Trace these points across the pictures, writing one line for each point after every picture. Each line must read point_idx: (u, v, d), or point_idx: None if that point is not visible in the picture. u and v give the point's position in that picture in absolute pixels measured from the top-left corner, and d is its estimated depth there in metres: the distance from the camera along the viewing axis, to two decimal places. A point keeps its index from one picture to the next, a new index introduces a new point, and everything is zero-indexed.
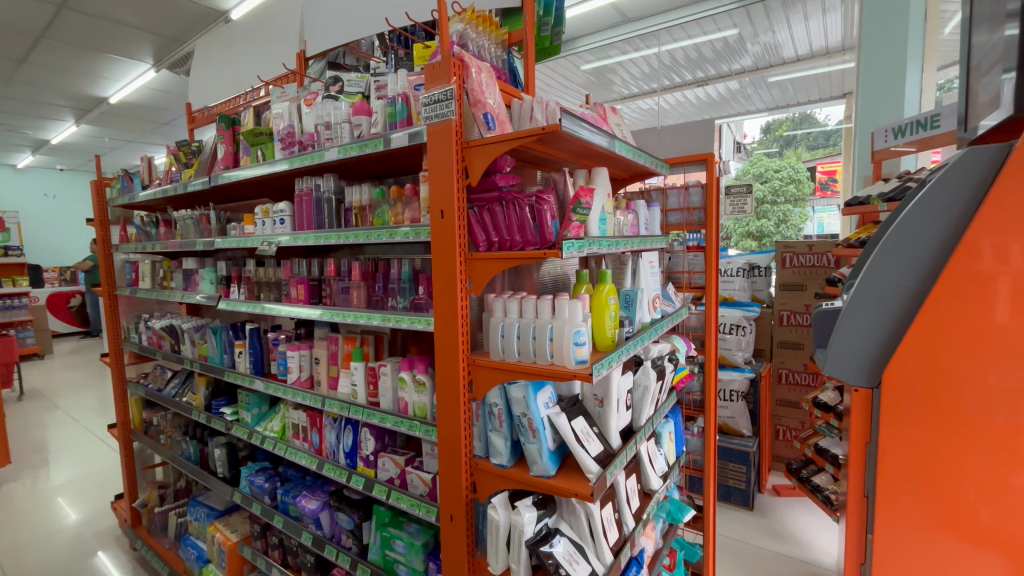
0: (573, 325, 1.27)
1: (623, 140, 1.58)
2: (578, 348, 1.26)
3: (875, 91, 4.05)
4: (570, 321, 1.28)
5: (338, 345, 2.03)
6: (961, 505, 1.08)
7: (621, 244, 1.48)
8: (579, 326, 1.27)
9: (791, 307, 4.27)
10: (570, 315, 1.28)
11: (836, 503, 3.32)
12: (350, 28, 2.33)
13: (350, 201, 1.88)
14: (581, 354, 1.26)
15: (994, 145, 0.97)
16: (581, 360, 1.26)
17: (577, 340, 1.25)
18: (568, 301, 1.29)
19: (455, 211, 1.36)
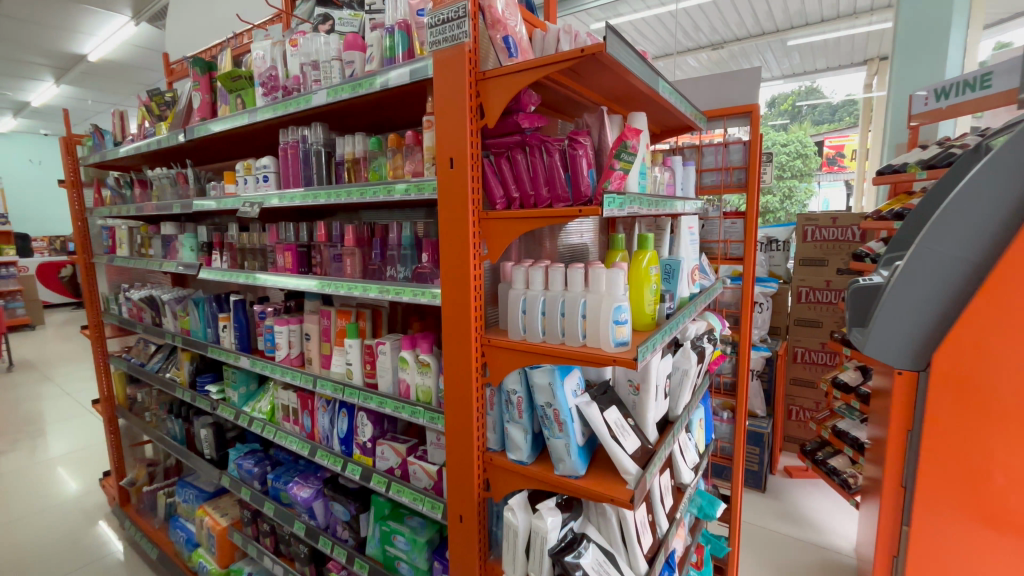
0: (612, 300, 1.04)
1: (667, 80, 1.32)
2: (618, 328, 1.03)
3: (912, 52, 3.73)
4: (608, 295, 1.06)
5: (330, 320, 1.81)
6: (989, 487, 1.14)
7: (661, 204, 1.25)
8: (620, 300, 1.04)
9: (811, 283, 4.03)
10: (609, 287, 1.06)
11: (854, 487, 3.17)
12: None
13: (341, 153, 1.62)
14: (621, 334, 1.04)
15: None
16: (621, 342, 1.04)
17: (617, 318, 1.03)
18: (606, 271, 1.06)
19: (467, 160, 1.12)
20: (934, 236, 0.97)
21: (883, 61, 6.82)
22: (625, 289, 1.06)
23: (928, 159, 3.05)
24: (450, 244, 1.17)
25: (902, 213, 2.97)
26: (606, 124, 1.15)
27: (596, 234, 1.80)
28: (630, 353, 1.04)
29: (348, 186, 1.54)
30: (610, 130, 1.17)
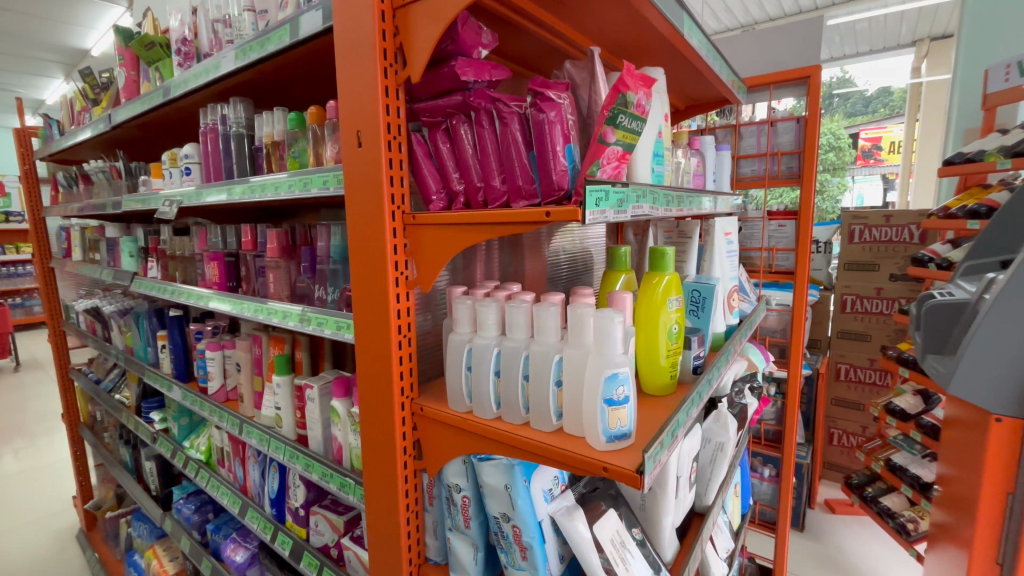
0: (602, 365, 0.62)
1: (698, 26, 0.91)
2: (610, 412, 0.61)
3: (989, 21, 3.09)
4: (597, 354, 0.64)
5: (262, 348, 1.44)
6: None
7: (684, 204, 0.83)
8: (616, 365, 0.62)
9: (858, 290, 3.45)
10: (597, 343, 0.63)
11: (914, 534, 2.60)
12: None
13: (260, 137, 1.24)
14: (617, 424, 0.62)
15: None
16: (616, 435, 0.62)
17: (608, 398, 0.61)
18: (593, 315, 0.64)
19: (379, 137, 0.72)
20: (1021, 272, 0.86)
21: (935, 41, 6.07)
22: (626, 345, 0.63)
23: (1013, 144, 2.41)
24: (362, 267, 0.78)
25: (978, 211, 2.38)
26: (599, 71, 0.71)
27: (602, 238, 1.38)
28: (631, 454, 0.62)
29: (258, 179, 1.11)
30: (607, 85, 0.74)
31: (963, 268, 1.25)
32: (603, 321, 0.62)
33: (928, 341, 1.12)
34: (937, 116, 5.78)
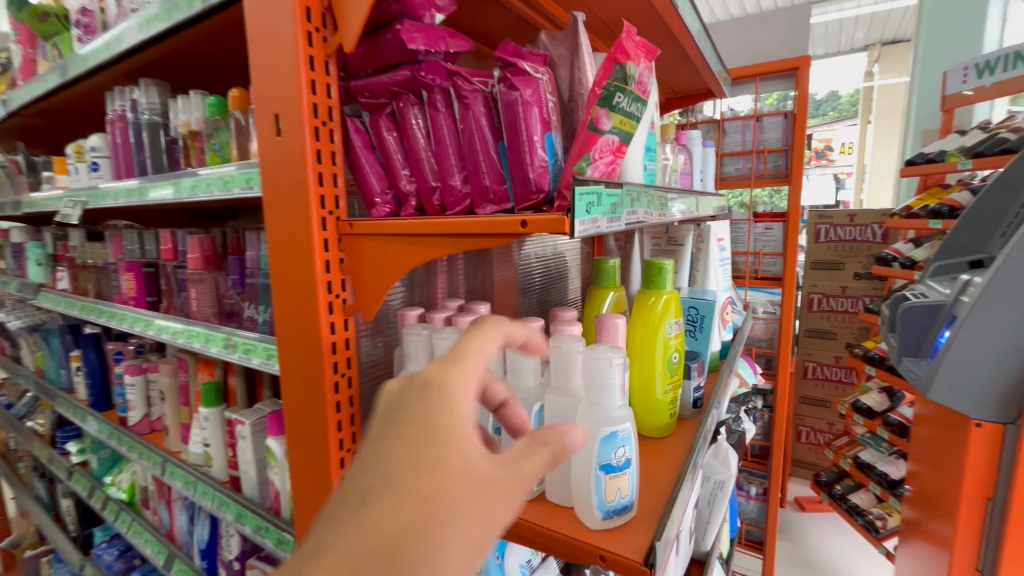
0: (595, 420, 0.49)
1: (696, 12, 0.85)
2: (606, 480, 0.49)
3: (943, 26, 3.14)
4: (588, 405, 0.51)
5: (187, 374, 1.23)
6: None
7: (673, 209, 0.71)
8: (613, 419, 0.49)
9: (823, 289, 3.19)
10: (589, 390, 0.50)
11: (885, 532, 2.16)
12: None
13: (176, 126, 1.04)
14: (614, 494, 0.49)
15: None
16: (614, 509, 0.49)
17: (604, 461, 0.48)
18: (583, 355, 0.51)
19: (303, 124, 0.56)
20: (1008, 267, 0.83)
21: (885, 46, 6.24)
22: (625, 393, 0.51)
23: (975, 145, 2.28)
24: (287, 289, 0.62)
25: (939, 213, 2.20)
26: (582, 42, 0.57)
27: (577, 243, 1.23)
28: (633, 533, 0.49)
29: (197, 173, 0.86)
30: (594, 62, 0.60)
31: (931, 269, 1.16)
32: (597, 363, 0.49)
33: (905, 340, 1.02)
34: (890, 117, 5.94)
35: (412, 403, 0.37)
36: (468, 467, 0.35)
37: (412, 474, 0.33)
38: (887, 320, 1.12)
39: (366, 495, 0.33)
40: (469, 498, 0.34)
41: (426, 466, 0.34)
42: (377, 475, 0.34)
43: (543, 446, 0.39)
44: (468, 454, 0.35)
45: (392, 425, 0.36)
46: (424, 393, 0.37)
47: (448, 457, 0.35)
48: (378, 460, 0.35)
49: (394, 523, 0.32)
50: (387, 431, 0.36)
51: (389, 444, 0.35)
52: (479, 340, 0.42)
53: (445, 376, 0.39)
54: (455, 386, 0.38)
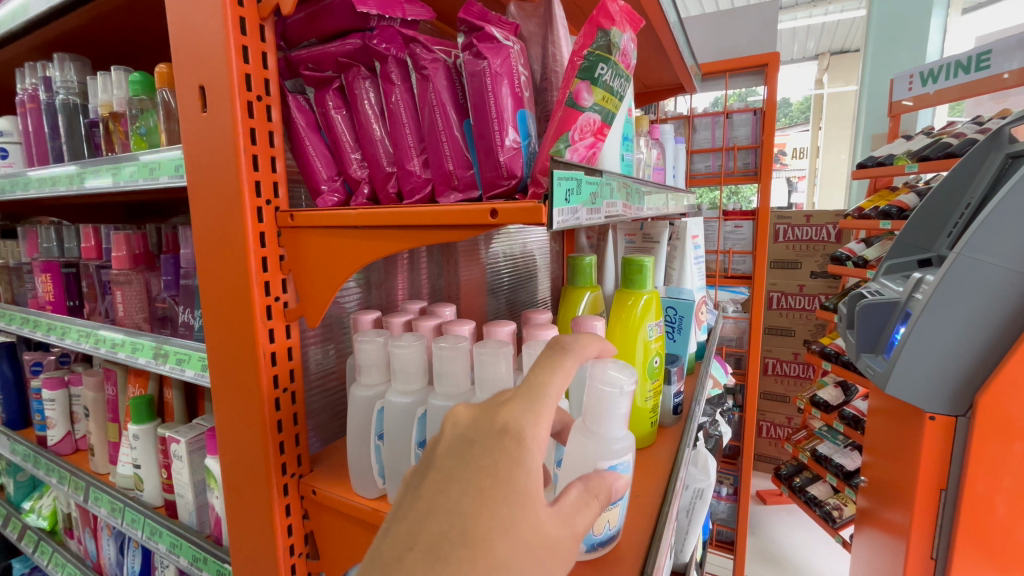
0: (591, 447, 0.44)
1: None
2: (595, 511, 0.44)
3: (889, 36, 3.28)
4: (582, 428, 0.45)
5: (115, 386, 1.10)
6: None
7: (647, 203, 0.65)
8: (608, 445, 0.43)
9: (782, 288, 3.27)
10: (591, 413, 0.44)
11: (841, 523, 2.21)
12: None
13: (96, 107, 0.92)
14: (601, 524, 0.45)
15: None
16: (600, 539, 0.45)
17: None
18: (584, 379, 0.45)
19: (233, 96, 0.47)
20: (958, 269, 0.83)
21: (834, 56, 6.53)
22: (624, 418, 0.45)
23: (921, 149, 2.37)
24: (217, 291, 0.53)
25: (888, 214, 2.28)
26: (555, 15, 0.51)
27: (546, 240, 1.18)
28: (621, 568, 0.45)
29: (138, 159, 0.77)
30: (568, 38, 0.54)
31: (883, 267, 1.17)
32: (606, 393, 0.43)
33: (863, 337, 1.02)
34: (840, 123, 6.19)
35: (489, 444, 0.30)
36: (539, 532, 0.30)
37: (487, 535, 0.28)
38: (845, 318, 1.13)
39: (436, 551, 0.28)
40: (539, 566, 0.30)
41: (505, 529, 0.28)
42: (450, 525, 0.28)
43: (597, 498, 0.36)
44: (542, 519, 0.30)
45: (469, 465, 0.30)
46: (502, 438, 0.31)
47: (529, 526, 0.29)
48: (448, 509, 0.29)
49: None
50: (455, 480, 0.30)
51: (467, 489, 0.29)
52: (562, 371, 0.35)
53: (525, 414, 0.32)
54: (542, 429, 0.32)
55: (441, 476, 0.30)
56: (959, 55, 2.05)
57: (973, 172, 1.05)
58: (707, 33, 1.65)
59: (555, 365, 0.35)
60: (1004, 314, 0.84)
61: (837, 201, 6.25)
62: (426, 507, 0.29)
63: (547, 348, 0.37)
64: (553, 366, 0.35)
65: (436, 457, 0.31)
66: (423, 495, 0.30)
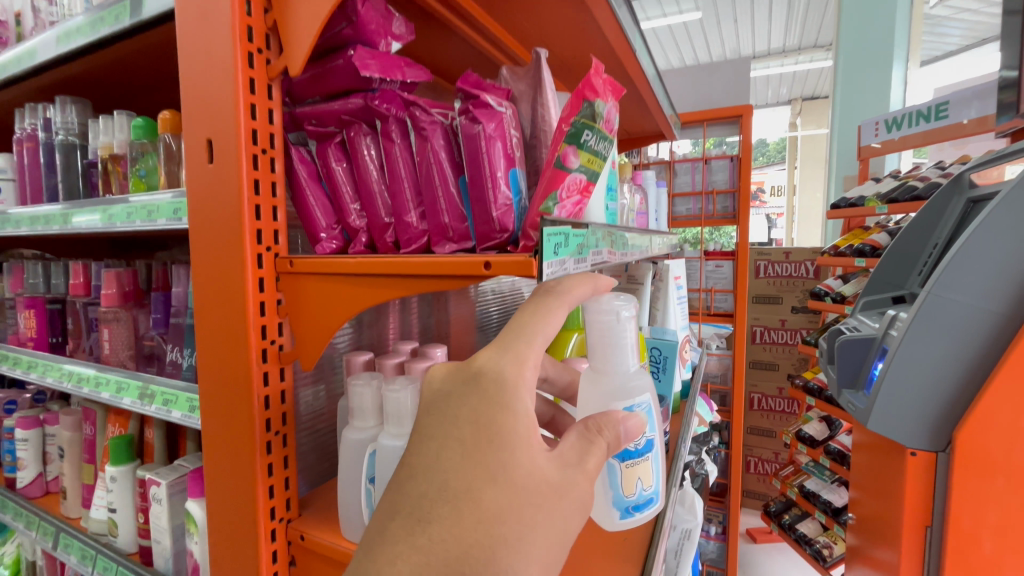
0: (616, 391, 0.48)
1: (651, 56, 0.86)
2: (624, 468, 0.47)
3: (856, 85, 3.48)
4: (599, 373, 0.48)
5: (95, 426, 1.07)
6: None
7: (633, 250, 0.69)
8: (630, 389, 0.48)
9: (765, 322, 3.31)
10: (605, 352, 0.48)
11: (831, 563, 2.18)
12: None
13: (95, 148, 0.94)
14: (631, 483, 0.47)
15: None
16: (633, 498, 0.47)
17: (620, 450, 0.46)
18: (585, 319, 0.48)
19: (239, 150, 0.50)
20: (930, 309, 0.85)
21: (806, 102, 6.89)
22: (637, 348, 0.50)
23: (890, 192, 2.48)
24: (214, 333, 0.55)
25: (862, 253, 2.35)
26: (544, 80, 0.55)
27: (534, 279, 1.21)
28: None
29: (134, 201, 0.79)
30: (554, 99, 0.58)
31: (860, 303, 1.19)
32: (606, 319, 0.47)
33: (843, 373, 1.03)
34: (815, 163, 6.44)
35: (469, 399, 0.37)
36: (531, 467, 0.36)
37: (477, 480, 0.35)
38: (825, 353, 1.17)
39: (434, 495, 0.35)
40: (532, 496, 0.36)
41: (488, 479, 0.35)
42: (430, 484, 0.35)
43: (600, 437, 0.41)
44: (530, 463, 0.36)
45: (452, 418, 0.37)
46: (482, 388, 0.37)
47: (511, 475, 0.35)
48: (437, 466, 0.36)
49: (455, 547, 0.33)
50: (443, 432, 0.36)
51: (448, 445, 0.36)
52: (539, 311, 0.41)
53: (501, 362, 0.38)
54: (524, 378, 0.38)
55: (433, 429, 0.37)
56: (919, 105, 2.19)
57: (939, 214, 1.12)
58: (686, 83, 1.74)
59: (538, 311, 0.41)
60: (961, 351, 0.87)
61: (816, 237, 6.43)
62: (420, 467, 0.36)
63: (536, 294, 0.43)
64: (539, 312, 0.41)
65: (429, 407, 0.39)
66: (422, 449, 0.37)
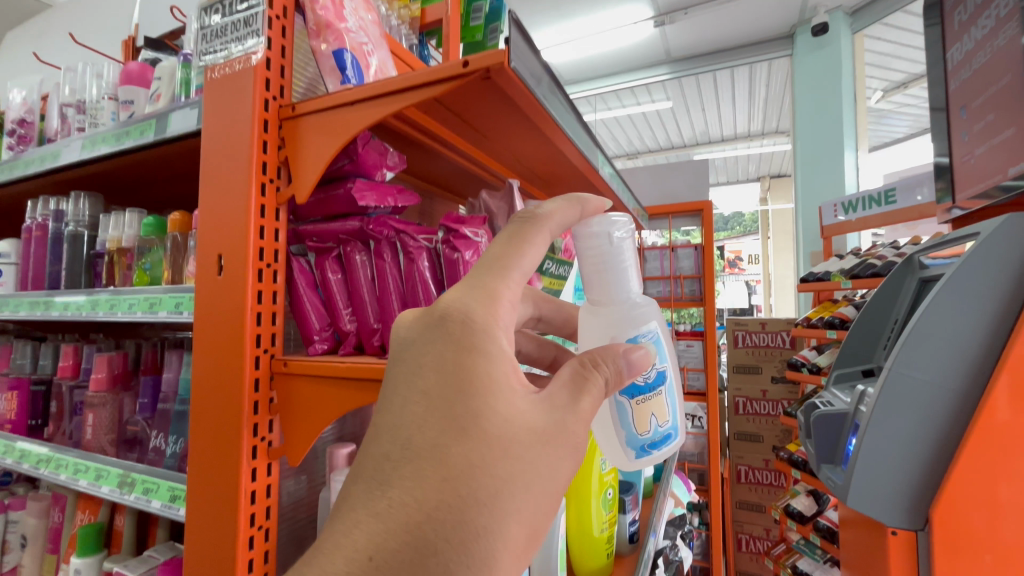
0: (623, 315, 0.57)
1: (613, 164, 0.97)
2: (636, 404, 0.55)
3: (813, 169, 3.78)
4: (603, 302, 0.58)
5: (62, 512, 1.05)
6: None
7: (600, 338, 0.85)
8: (635, 318, 0.57)
9: (747, 393, 3.29)
10: (606, 279, 0.58)
11: None
12: None
13: (104, 240, 1.00)
14: (647, 419, 0.56)
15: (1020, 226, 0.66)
16: (642, 429, 0.56)
17: (631, 385, 0.55)
18: (579, 246, 0.58)
19: (247, 262, 0.57)
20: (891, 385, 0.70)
21: (773, 179, 7.40)
22: (636, 273, 0.59)
23: (851, 268, 2.62)
24: (208, 426, 0.59)
25: (832, 326, 2.43)
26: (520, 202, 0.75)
27: None
28: None
29: (137, 292, 0.83)
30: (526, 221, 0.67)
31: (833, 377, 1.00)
32: (599, 241, 0.57)
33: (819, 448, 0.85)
34: (786, 236, 6.77)
35: (437, 347, 0.39)
36: (510, 409, 0.38)
37: (443, 439, 0.36)
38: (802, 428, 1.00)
39: (398, 452, 0.36)
40: (512, 440, 0.37)
41: (454, 435, 0.36)
42: (394, 443, 0.36)
43: (597, 372, 0.44)
44: (502, 414, 0.37)
45: (418, 374, 0.39)
46: (452, 333, 0.39)
47: (481, 429, 0.36)
48: (403, 423, 0.37)
49: (418, 512, 0.34)
50: (412, 383, 0.38)
51: (414, 400, 0.38)
52: (514, 250, 0.44)
53: (473, 306, 0.40)
54: (488, 326, 0.40)
55: (402, 380, 0.39)
56: (870, 191, 2.40)
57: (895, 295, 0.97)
58: (651, 179, 1.98)
59: (518, 245, 0.45)
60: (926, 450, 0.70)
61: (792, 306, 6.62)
62: (386, 426, 0.37)
63: (511, 222, 0.46)
64: (519, 250, 0.44)
65: (399, 361, 0.40)
66: (391, 402, 0.38)
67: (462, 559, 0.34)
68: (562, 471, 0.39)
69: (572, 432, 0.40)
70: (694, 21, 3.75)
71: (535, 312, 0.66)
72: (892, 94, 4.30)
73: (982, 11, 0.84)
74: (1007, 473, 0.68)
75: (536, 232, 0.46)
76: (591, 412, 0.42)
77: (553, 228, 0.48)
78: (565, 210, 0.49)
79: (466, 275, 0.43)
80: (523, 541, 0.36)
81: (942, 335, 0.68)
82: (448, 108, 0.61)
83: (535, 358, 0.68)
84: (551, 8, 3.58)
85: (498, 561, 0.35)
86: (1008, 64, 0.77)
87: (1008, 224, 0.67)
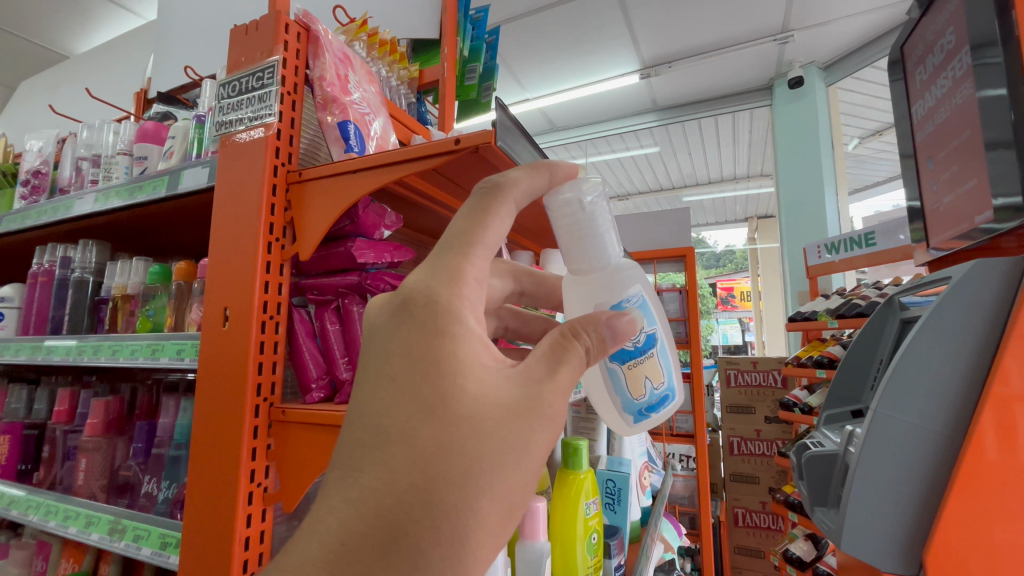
0: (607, 281, 0.61)
1: None
2: (628, 367, 0.61)
3: (798, 211, 3.90)
4: (584, 268, 0.62)
5: (46, 559, 1.04)
6: None
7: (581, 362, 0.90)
8: (621, 284, 0.61)
9: (741, 433, 3.23)
10: (586, 248, 0.61)
11: None
12: (170, 40, 1.47)
13: (109, 287, 1.04)
14: (640, 381, 0.61)
15: (1001, 270, 0.64)
16: (637, 393, 0.62)
17: (622, 351, 0.60)
18: (554, 215, 0.61)
19: (251, 316, 0.61)
20: (875, 429, 0.66)
21: (761, 220, 7.60)
22: (613, 235, 0.62)
23: (837, 308, 2.66)
24: (206, 465, 0.61)
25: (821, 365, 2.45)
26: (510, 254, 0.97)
27: None
28: None
29: (139, 339, 0.86)
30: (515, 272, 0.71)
31: (824, 417, 0.92)
32: (571, 209, 0.60)
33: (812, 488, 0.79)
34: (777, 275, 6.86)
35: (403, 332, 0.42)
36: (481, 385, 0.41)
37: (409, 422, 0.38)
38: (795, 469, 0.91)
39: (368, 437, 0.39)
40: (481, 415, 0.40)
41: (423, 418, 0.38)
42: (364, 430, 0.39)
43: (577, 342, 0.47)
44: (471, 393, 0.40)
45: (387, 360, 0.42)
46: (418, 316, 0.42)
47: (448, 410, 0.39)
48: (373, 410, 0.39)
49: (388, 495, 0.36)
50: (379, 371, 0.41)
51: (381, 386, 0.40)
52: (480, 230, 0.48)
53: (438, 289, 0.44)
54: (452, 308, 0.43)
55: (371, 365, 0.42)
56: (850, 234, 2.48)
57: (876, 339, 0.91)
58: (636, 227, 2.07)
59: (483, 223, 0.48)
60: (913, 500, 0.65)
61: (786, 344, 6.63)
62: (357, 413, 0.40)
63: (475, 195, 0.49)
64: (483, 227, 0.48)
65: (373, 345, 0.43)
66: (363, 389, 0.41)
67: (435, 535, 0.36)
68: (539, 445, 0.42)
69: (548, 403, 0.43)
70: (678, 73, 3.97)
71: (518, 288, 0.71)
72: (868, 141, 4.49)
73: (941, 71, 0.87)
74: (1004, 513, 0.63)
75: (498, 208, 0.49)
76: (569, 381, 0.45)
77: (518, 196, 0.52)
78: (530, 178, 0.53)
79: (431, 257, 0.46)
80: (500, 514, 0.39)
81: (923, 380, 0.66)
82: (440, 172, 0.67)
83: (525, 332, 0.74)
84: (542, 62, 3.80)
85: (470, 536, 0.37)
86: (967, 120, 0.79)
87: (979, 268, 0.65)
